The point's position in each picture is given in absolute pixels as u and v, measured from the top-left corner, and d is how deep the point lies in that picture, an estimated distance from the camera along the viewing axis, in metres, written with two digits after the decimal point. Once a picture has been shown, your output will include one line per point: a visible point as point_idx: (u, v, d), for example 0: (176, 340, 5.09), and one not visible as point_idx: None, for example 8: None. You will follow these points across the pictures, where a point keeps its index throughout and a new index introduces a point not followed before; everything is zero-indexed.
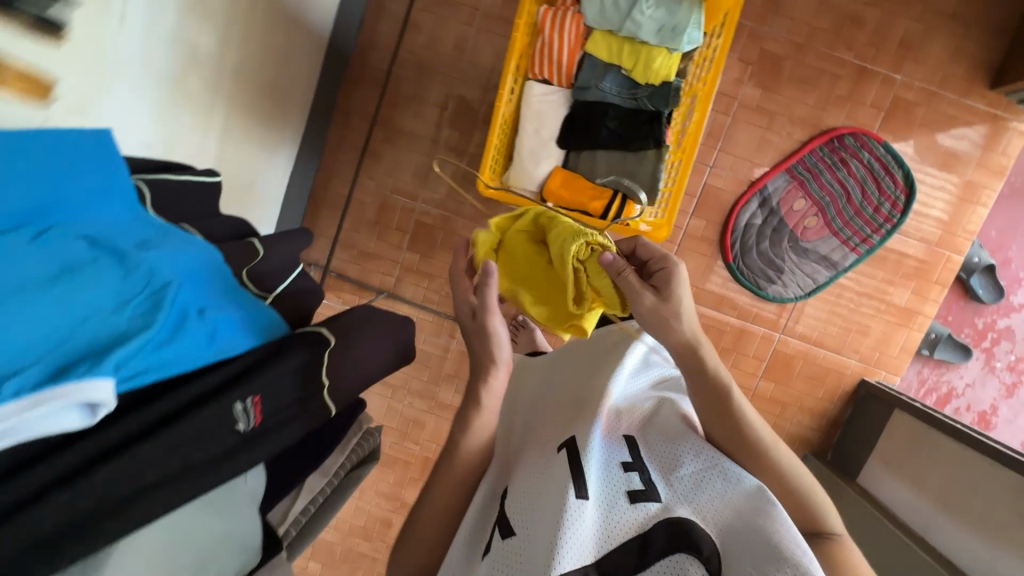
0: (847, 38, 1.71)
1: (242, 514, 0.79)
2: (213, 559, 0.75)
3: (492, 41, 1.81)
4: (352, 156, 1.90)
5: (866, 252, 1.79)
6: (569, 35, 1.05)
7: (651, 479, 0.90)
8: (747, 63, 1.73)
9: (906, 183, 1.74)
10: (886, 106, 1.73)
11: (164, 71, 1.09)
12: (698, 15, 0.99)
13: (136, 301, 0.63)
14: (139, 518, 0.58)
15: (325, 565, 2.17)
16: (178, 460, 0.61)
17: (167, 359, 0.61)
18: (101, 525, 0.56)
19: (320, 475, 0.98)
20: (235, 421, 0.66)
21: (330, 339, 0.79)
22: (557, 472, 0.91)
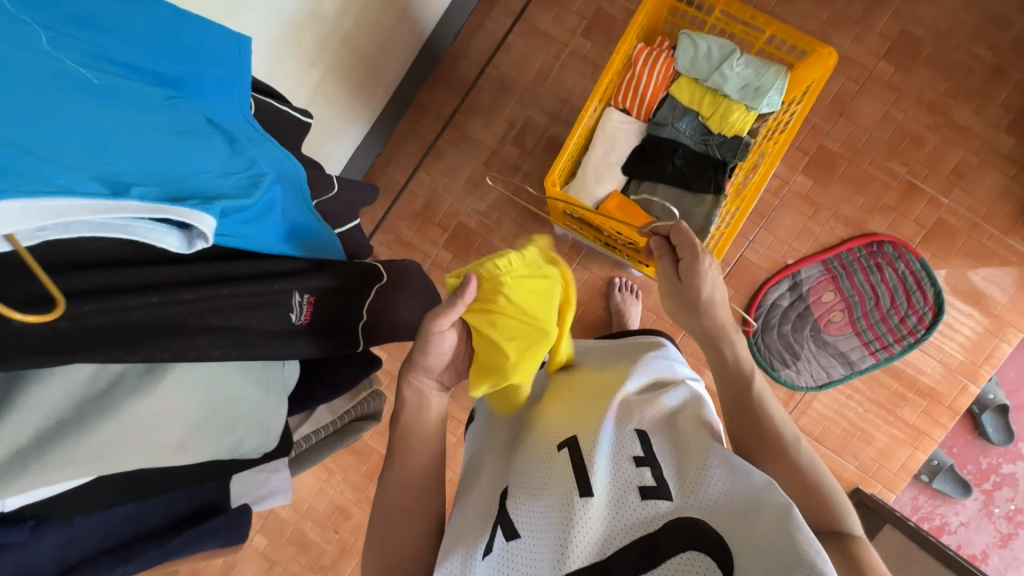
0: (903, 153, 1.79)
1: (273, 394, 0.84)
2: (242, 424, 0.80)
3: (572, 78, 1.93)
4: (415, 148, 1.99)
5: (884, 358, 1.80)
6: (658, 74, 1.13)
7: (665, 475, 0.71)
8: (804, 154, 1.83)
9: (935, 301, 1.78)
10: (930, 225, 1.79)
11: (288, 17, 1.18)
12: (782, 82, 1.06)
13: (237, 175, 0.68)
14: (198, 348, 0.65)
15: (269, 542, 2.08)
16: (235, 317, 0.69)
17: (248, 232, 0.70)
18: (168, 339, 0.62)
19: (327, 412, 1.09)
20: (291, 309, 0.76)
21: (383, 275, 0.92)
22: (556, 474, 0.75)
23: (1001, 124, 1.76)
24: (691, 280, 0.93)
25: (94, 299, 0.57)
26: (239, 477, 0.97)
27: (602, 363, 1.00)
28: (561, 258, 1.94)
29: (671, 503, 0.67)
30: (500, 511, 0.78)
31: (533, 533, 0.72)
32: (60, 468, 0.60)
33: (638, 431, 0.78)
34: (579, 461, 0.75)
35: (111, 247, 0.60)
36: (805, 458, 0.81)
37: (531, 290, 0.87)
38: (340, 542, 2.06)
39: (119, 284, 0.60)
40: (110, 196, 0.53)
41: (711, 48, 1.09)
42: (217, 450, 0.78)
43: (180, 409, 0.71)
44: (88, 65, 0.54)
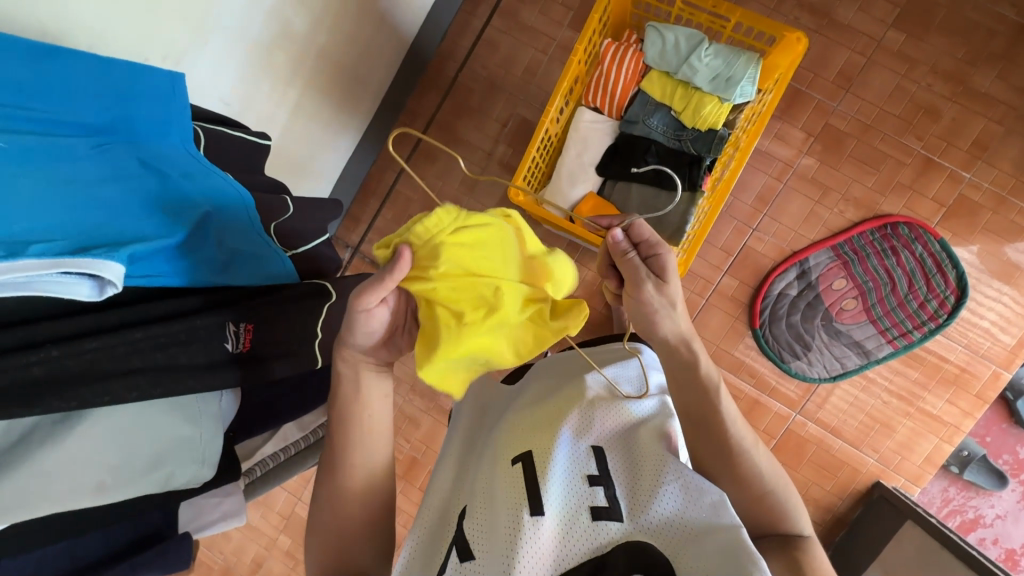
0: (917, 128, 1.68)
1: (206, 425, 0.83)
2: (172, 457, 0.79)
3: (562, 71, 1.89)
4: (408, 154, 2.00)
5: (903, 346, 1.70)
6: (626, 70, 1.10)
7: (618, 494, 0.71)
8: (807, 135, 1.73)
9: (958, 284, 1.67)
10: (950, 202, 1.68)
11: (257, 39, 1.21)
12: (754, 71, 1.01)
13: (165, 216, 0.72)
14: (110, 393, 0.68)
15: (292, 543, 2.16)
16: (162, 355, 0.72)
17: (173, 268, 0.74)
18: (82, 386, 0.66)
19: (295, 428, 1.10)
20: (225, 339, 0.78)
21: (331, 293, 0.91)
22: (505, 490, 0.72)
23: None
24: (658, 279, 0.82)
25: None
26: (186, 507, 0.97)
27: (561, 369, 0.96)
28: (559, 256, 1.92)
29: (622, 525, 0.67)
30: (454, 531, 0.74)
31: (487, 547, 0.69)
32: None
33: (594, 447, 0.76)
34: (535, 477, 0.71)
35: (21, 304, 0.64)
36: (762, 463, 0.79)
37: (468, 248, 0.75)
38: None
39: (21, 341, 0.63)
40: (7, 257, 0.58)
41: (679, 40, 1.04)
42: (153, 484, 0.78)
43: (89, 452, 0.71)
44: (1, 127, 0.59)
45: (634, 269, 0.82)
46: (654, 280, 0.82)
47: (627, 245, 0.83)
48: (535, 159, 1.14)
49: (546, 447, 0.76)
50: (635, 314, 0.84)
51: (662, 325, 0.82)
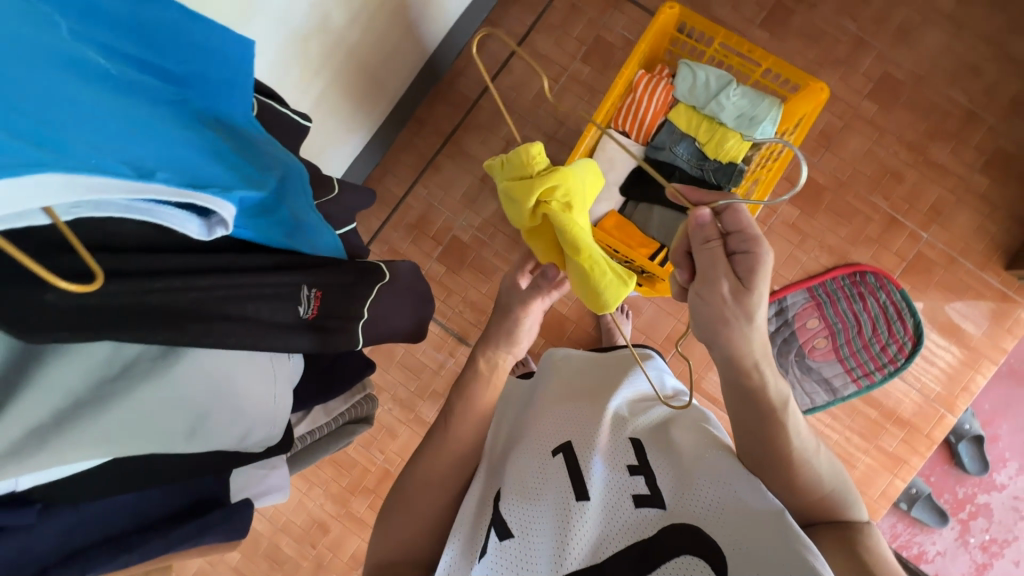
0: (884, 189, 1.87)
1: (283, 385, 0.85)
2: (253, 416, 0.80)
3: (570, 101, 1.98)
4: (413, 161, 2.01)
5: (866, 386, 1.84)
6: (656, 101, 1.18)
7: (659, 483, 0.71)
8: (790, 184, 1.89)
9: (915, 331, 1.84)
10: (909, 257, 1.86)
11: (297, 27, 1.21)
12: (776, 113, 1.11)
13: (248, 170, 0.71)
14: (197, 336, 0.65)
15: (241, 557, 2.01)
16: (246, 306, 0.71)
17: (253, 224, 0.72)
18: (182, 324, 0.64)
19: (323, 413, 1.06)
20: (299, 304, 0.78)
21: (384, 273, 0.93)
22: (555, 482, 0.73)
23: (976, 165, 1.85)
24: (736, 281, 0.83)
25: (121, 279, 0.59)
26: (239, 472, 0.94)
27: (601, 372, 1.00)
28: None
29: (664, 511, 0.66)
30: (493, 515, 0.76)
31: (531, 533, 0.70)
32: (80, 446, 0.60)
33: (632, 441, 0.77)
34: (577, 467, 0.74)
35: (138, 232, 0.62)
36: (825, 470, 0.84)
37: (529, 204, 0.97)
38: (316, 558, 2.00)
39: (146, 269, 0.62)
40: (137, 178, 0.56)
41: (709, 79, 1.14)
42: (223, 440, 0.77)
43: (189, 391, 0.69)
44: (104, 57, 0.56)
45: (713, 263, 0.85)
46: (733, 282, 0.83)
47: (710, 230, 0.86)
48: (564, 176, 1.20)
49: (587, 441, 0.78)
50: (709, 308, 0.85)
51: (733, 333, 0.83)
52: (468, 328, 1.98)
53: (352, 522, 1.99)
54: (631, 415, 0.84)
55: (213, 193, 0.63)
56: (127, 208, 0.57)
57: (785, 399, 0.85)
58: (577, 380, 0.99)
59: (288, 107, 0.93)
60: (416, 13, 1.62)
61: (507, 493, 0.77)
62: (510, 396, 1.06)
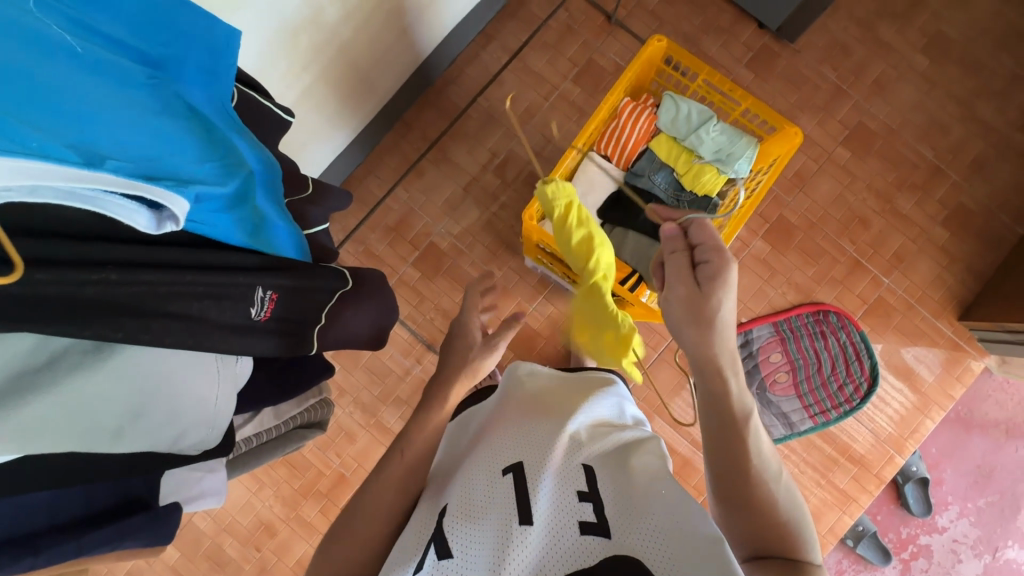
0: (851, 233, 1.93)
1: (225, 386, 0.83)
2: (188, 416, 0.77)
3: (558, 119, 2.00)
4: (396, 164, 2.00)
5: (822, 422, 1.89)
6: (638, 131, 1.20)
7: (608, 511, 0.70)
8: (763, 220, 1.94)
9: (871, 373, 1.89)
10: (871, 301, 1.92)
11: (289, 19, 1.19)
12: (752, 152, 1.14)
13: (211, 164, 0.69)
14: (126, 329, 0.62)
15: (180, 556, 1.93)
16: (192, 304, 0.68)
17: (211, 219, 0.70)
18: (119, 319, 0.62)
19: (272, 416, 1.03)
20: (251, 305, 0.76)
21: (348, 281, 0.92)
22: (503, 503, 0.72)
23: (938, 218, 1.93)
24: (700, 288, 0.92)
25: (52, 268, 0.56)
26: (172, 474, 0.91)
27: (564, 395, 0.99)
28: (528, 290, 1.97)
29: (608, 540, 0.66)
30: (435, 530, 0.74)
31: (472, 551, 0.69)
32: None
33: (585, 466, 0.77)
34: (526, 488, 0.73)
35: (77, 218, 0.59)
36: (782, 495, 0.87)
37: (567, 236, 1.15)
38: (260, 561, 1.94)
39: (84, 258, 0.59)
40: (83, 166, 0.53)
41: (689, 113, 1.16)
42: (160, 439, 0.75)
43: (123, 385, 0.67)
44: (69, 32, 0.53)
45: (677, 269, 0.95)
46: (692, 287, 0.92)
47: (677, 241, 0.97)
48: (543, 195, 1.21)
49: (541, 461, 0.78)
50: (675, 312, 0.96)
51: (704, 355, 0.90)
52: (437, 336, 1.96)
53: (301, 526, 1.94)
54: (588, 439, 0.84)
55: (165, 186, 0.60)
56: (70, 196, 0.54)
57: (747, 413, 0.90)
58: (536, 399, 0.99)
59: (267, 100, 0.91)
60: (411, 17, 1.62)
61: (452, 510, 0.75)
62: (465, 415, 1.05)
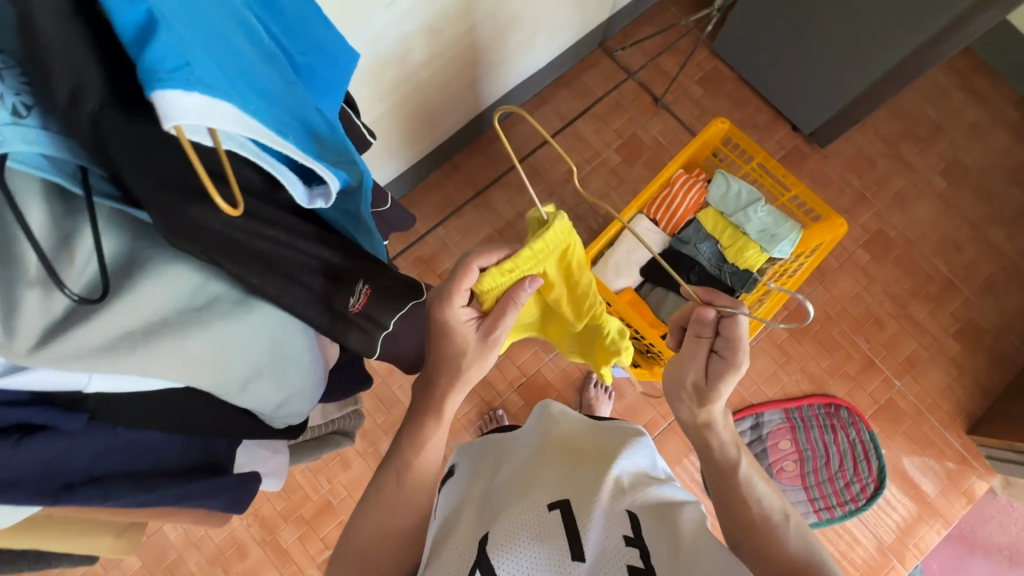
0: (866, 332, 1.99)
1: (319, 374, 0.83)
2: (292, 390, 0.78)
3: (597, 183, 2.10)
4: (438, 201, 2.08)
5: (826, 519, 1.85)
6: (689, 200, 1.28)
7: (654, 560, 0.71)
8: (782, 307, 2.00)
9: (879, 474, 1.89)
10: (882, 401, 1.94)
11: (381, 52, 1.30)
12: (795, 236, 1.21)
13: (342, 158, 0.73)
14: (276, 289, 0.66)
15: (142, 566, 1.81)
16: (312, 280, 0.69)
17: None
18: (272, 276, 0.66)
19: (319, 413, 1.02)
20: (349, 296, 0.74)
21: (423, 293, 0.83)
22: (551, 537, 0.73)
23: (950, 330, 1.99)
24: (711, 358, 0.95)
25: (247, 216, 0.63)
26: (245, 447, 0.86)
27: (598, 438, 1.01)
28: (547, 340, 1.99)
29: None
30: (478, 553, 0.73)
31: None
32: (159, 358, 0.60)
33: (629, 511, 0.78)
34: (574, 524, 0.74)
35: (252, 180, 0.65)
36: (794, 541, 0.81)
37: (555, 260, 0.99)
38: None
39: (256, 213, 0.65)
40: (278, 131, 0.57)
41: (738, 192, 1.25)
42: (260, 403, 0.75)
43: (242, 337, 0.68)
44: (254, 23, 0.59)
45: (696, 349, 0.96)
46: (698, 377, 0.96)
47: (706, 328, 0.94)
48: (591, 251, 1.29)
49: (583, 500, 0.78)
50: (674, 383, 1.00)
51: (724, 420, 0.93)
52: None
53: (275, 552, 1.83)
54: (631, 485, 0.84)
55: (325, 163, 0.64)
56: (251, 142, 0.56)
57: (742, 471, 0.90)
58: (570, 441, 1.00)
59: (361, 118, 0.98)
60: (481, 71, 1.74)
61: (493, 535, 0.75)
62: (490, 445, 1.06)
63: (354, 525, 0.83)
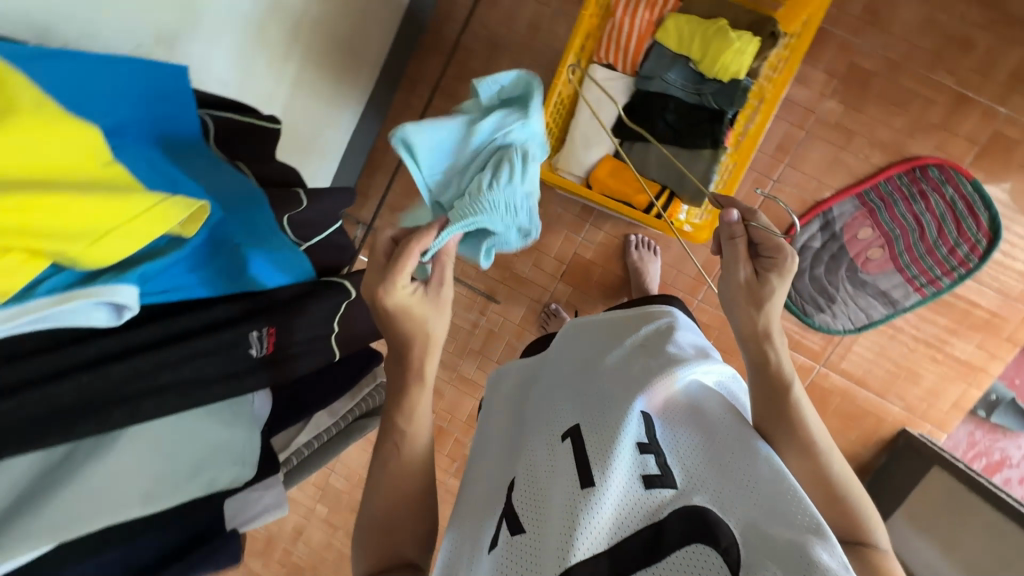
0: (946, 60, 1.59)
1: (244, 425, 0.81)
2: (217, 459, 0.76)
3: (568, 25, 1.79)
4: (412, 122, 1.92)
5: (931, 294, 1.67)
6: None
7: (667, 462, 0.84)
8: (830, 77, 1.65)
9: (991, 227, 1.61)
10: (983, 140, 1.60)
11: (225, 79, 1.12)
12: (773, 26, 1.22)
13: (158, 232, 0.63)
14: (111, 419, 0.59)
15: (304, 524, 2.19)
16: (192, 368, 0.66)
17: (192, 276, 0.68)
18: (108, 409, 0.59)
19: (327, 415, 1.06)
20: (250, 345, 0.73)
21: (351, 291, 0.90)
22: (566, 467, 0.86)
23: None
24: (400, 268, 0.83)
25: (41, 387, 0.54)
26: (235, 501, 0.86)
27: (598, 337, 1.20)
28: (572, 221, 1.88)
29: (674, 489, 0.79)
30: (512, 504, 0.89)
31: (538, 527, 0.82)
32: (25, 546, 0.56)
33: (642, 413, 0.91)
34: (584, 449, 0.88)
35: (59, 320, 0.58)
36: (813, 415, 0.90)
37: (62, 207, 0.47)
38: None
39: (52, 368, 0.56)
40: (15, 301, 0.49)
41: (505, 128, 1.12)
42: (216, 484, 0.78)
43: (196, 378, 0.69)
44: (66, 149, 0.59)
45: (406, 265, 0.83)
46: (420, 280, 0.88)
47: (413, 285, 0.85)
48: (553, 118, 1.31)
49: (530, 488, 0.89)
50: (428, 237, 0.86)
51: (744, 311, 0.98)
52: (494, 286, 1.96)
53: None
54: (675, 404, 0.94)
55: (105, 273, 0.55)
56: (126, 312, 0.55)
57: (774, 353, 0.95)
58: (594, 347, 1.17)
59: (260, 120, 0.94)
60: None
61: (519, 481, 0.92)
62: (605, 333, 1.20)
63: (375, 503, 0.87)
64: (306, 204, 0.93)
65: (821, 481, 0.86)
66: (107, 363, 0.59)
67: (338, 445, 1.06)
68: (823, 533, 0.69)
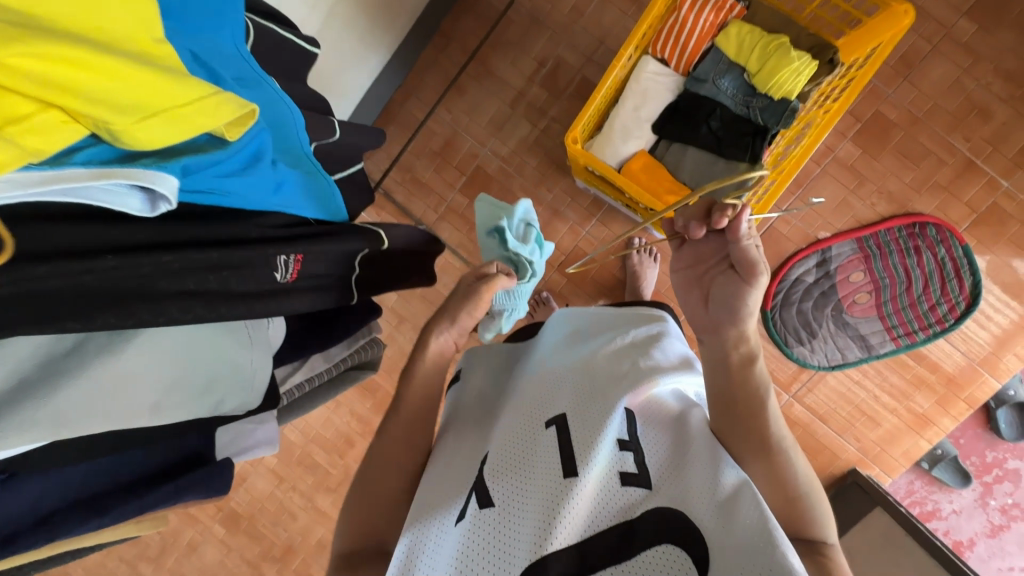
0: (964, 125, 1.64)
1: (253, 350, 0.83)
2: (219, 383, 0.78)
3: (613, 15, 1.76)
4: (437, 81, 1.86)
5: (905, 345, 1.74)
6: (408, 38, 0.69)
7: (646, 462, 0.82)
8: (854, 119, 1.69)
9: (972, 292, 1.68)
10: (982, 209, 1.67)
11: None
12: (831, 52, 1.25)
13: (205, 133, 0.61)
14: (135, 317, 0.56)
15: (250, 471, 2.12)
16: (211, 282, 0.64)
17: (230, 188, 0.65)
18: (131, 307, 0.56)
19: (322, 359, 1.09)
20: (273, 271, 0.74)
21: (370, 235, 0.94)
22: (546, 454, 0.85)
23: None
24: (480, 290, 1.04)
25: (56, 261, 0.50)
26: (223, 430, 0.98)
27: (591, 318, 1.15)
28: (579, 213, 1.87)
29: (647, 490, 0.78)
30: (484, 483, 0.87)
31: (509, 510, 0.81)
32: (29, 428, 0.55)
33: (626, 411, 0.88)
34: (565, 438, 0.86)
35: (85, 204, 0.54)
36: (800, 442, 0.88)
37: (119, 74, 0.47)
38: (344, 468, 2.08)
39: (80, 246, 0.53)
40: (51, 167, 0.47)
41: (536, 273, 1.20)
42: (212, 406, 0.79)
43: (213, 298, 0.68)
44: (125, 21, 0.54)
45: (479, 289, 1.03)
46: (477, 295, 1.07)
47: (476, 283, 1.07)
48: (599, 102, 1.32)
49: (505, 470, 0.87)
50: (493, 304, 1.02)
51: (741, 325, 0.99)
52: None
53: None
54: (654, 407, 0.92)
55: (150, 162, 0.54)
56: (155, 207, 0.55)
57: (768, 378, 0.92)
58: (577, 335, 1.13)
59: (297, 39, 0.87)
60: None
61: (491, 461, 0.90)
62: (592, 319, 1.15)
63: None
64: (338, 138, 0.94)
65: (793, 499, 0.85)
66: (137, 254, 0.56)
67: (325, 391, 1.13)
68: (787, 543, 0.69)
